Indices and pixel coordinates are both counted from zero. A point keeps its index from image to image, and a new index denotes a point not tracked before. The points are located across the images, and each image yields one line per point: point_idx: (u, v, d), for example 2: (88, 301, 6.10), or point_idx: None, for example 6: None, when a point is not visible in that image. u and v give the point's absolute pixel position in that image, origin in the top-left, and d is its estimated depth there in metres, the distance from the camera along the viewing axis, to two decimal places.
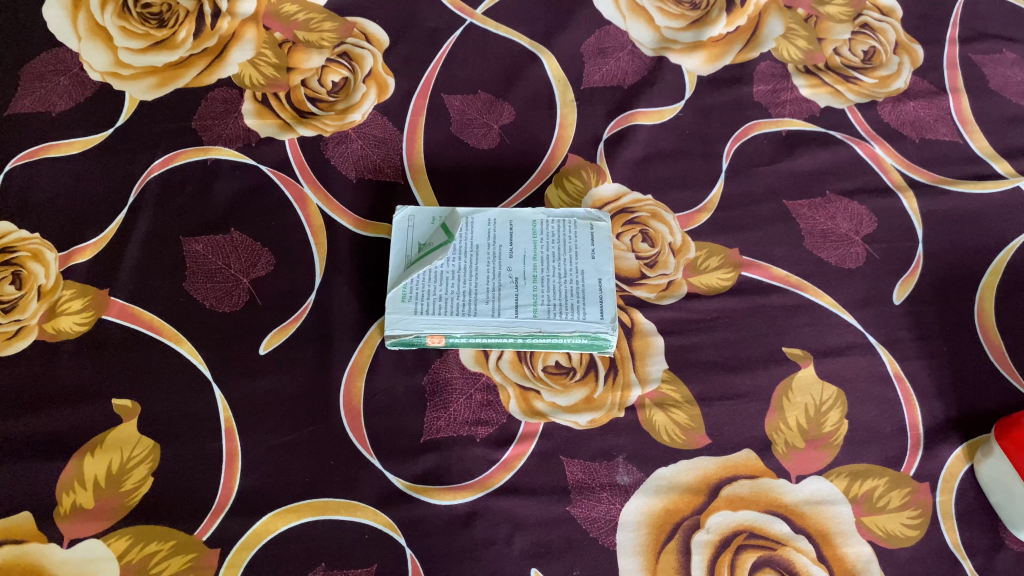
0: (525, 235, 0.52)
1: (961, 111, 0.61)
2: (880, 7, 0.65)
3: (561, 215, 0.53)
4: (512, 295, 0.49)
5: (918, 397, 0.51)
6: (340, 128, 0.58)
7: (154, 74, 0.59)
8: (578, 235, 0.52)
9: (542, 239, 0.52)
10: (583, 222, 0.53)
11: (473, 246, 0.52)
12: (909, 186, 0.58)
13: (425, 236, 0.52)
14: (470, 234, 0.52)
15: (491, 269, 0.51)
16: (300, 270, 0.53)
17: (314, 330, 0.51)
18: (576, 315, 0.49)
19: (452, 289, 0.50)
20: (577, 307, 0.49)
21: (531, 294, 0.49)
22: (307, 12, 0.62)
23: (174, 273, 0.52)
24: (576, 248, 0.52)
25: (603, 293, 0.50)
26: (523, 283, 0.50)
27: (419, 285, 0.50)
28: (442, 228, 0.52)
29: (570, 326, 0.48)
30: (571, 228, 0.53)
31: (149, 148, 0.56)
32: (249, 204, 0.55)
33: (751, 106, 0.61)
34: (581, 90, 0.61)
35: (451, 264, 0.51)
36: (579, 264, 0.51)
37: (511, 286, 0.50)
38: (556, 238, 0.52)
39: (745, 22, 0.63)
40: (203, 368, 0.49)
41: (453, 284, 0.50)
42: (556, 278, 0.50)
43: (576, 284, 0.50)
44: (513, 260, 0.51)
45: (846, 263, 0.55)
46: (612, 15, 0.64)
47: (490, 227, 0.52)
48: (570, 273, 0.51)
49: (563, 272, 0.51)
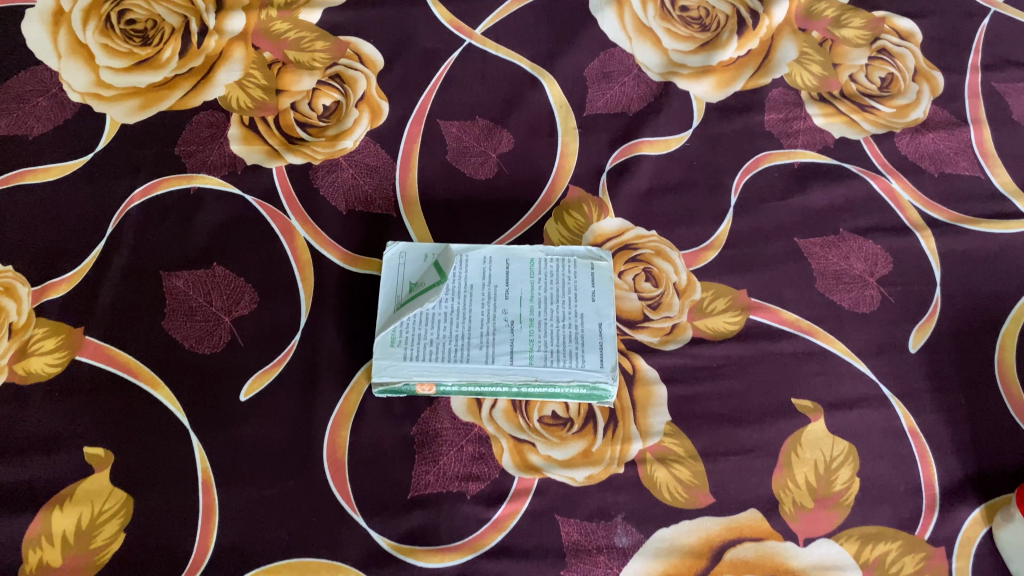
0: (523, 275, 0.50)
1: (983, 144, 0.58)
2: (898, 30, 0.62)
3: (560, 253, 0.51)
4: (507, 340, 0.47)
5: (934, 454, 0.48)
6: (330, 156, 0.55)
7: (137, 96, 0.56)
8: (578, 275, 0.50)
9: (539, 278, 0.49)
10: (583, 261, 0.50)
11: (467, 286, 0.49)
12: (927, 225, 0.55)
13: (417, 274, 0.50)
14: (464, 273, 0.49)
15: (486, 311, 0.48)
16: (285, 308, 0.50)
17: (297, 375, 0.48)
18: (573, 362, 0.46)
19: (444, 332, 0.47)
20: (576, 354, 0.47)
21: (527, 340, 0.47)
22: (298, 31, 0.59)
23: (152, 311, 0.50)
24: (576, 289, 0.49)
25: (603, 339, 0.47)
26: (518, 327, 0.47)
27: (408, 327, 0.47)
28: (434, 267, 0.49)
29: (568, 376, 0.46)
30: (570, 267, 0.50)
31: (129, 175, 0.54)
32: (233, 237, 0.52)
33: (762, 136, 0.58)
34: (584, 117, 0.58)
35: (443, 306, 0.48)
36: (579, 307, 0.48)
37: (506, 330, 0.47)
38: (554, 277, 0.49)
39: (758, 46, 0.61)
40: (180, 415, 0.47)
41: (446, 327, 0.47)
42: (554, 322, 0.48)
43: (574, 328, 0.48)
44: (508, 301, 0.48)
45: (859, 307, 0.52)
46: (616, 37, 0.61)
47: (485, 264, 0.50)
48: (569, 317, 0.48)
49: (561, 315, 0.48)
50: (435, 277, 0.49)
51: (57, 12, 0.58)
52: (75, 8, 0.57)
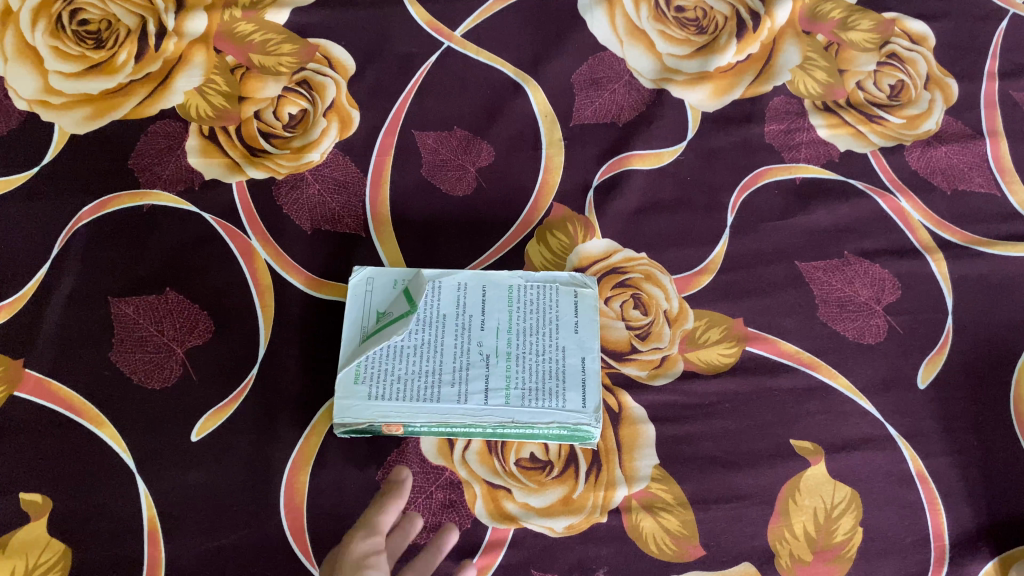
0: (500, 302, 0.45)
1: (999, 159, 0.54)
2: (910, 34, 0.58)
3: (541, 278, 0.46)
4: (481, 377, 0.43)
5: (943, 501, 0.44)
6: (296, 170, 0.51)
7: (88, 104, 0.52)
8: (560, 303, 0.45)
9: (518, 306, 0.45)
10: (566, 287, 0.46)
11: (439, 315, 0.45)
12: (938, 247, 0.51)
13: (385, 303, 0.45)
14: (436, 301, 0.45)
15: (459, 344, 0.44)
16: (242, 339, 0.46)
17: (254, 413, 0.44)
18: (553, 402, 0.42)
19: (412, 367, 0.43)
20: (556, 393, 0.42)
21: (503, 376, 0.43)
22: (264, 32, 0.55)
23: (98, 341, 0.46)
24: (557, 319, 0.45)
25: (586, 376, 0.43)
26: (494, 362, 0.43)
27: (374, 362, 0.43)
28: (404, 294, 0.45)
29: (547, 418, 0.42)
30: (552, 294, 0.46)
31: (78, 191, 0.50)
32: (188, 259, 0.48)
33: (762, 149, 0.54)
34: (570, 128, 0.54)
35: (412, 338, 0.44)
36: (560, 339, 0.44)
37: (481, 365, 0.43)
38: (534, 306, 0.45)
39: (758, 50, 0.56)
40: (126, 456, 0.43)
41: (414, 362, 0.43)
42: (533, 356, 0.44)
43: (555, 364, 0.43)
44: (484, 333, 0.44)
45: (864, 337, 0.48)
46: (606, 39, 0.57)
47: (460, 291, 0.46)
48: (550, 350, 0.44)
49: (541, 348, 0.44)
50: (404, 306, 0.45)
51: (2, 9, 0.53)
52: (24, 7, 0.53)
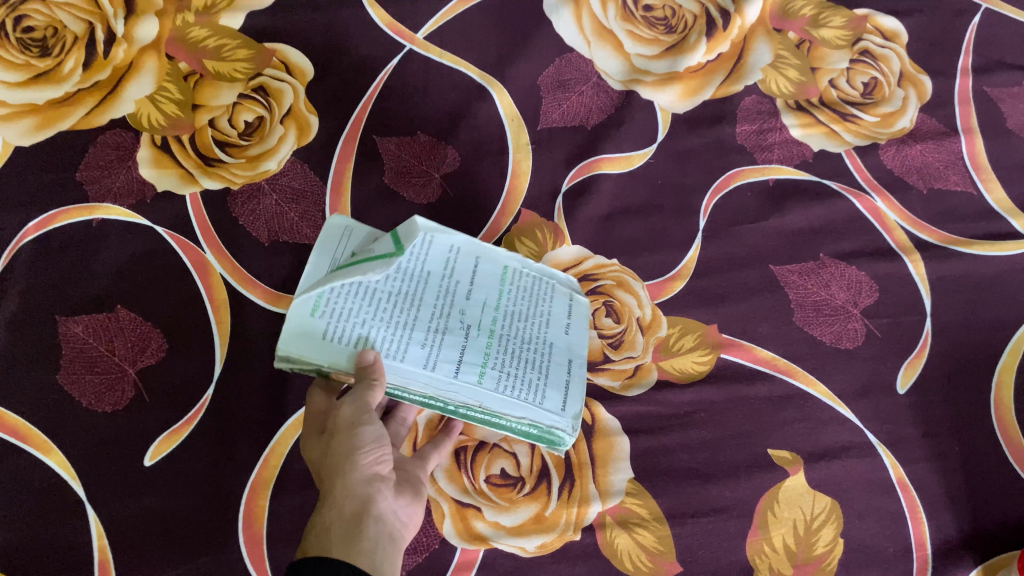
0: (490, 279, 0.42)
1: (974, 156, 0.53)
2: (882, 30, 0.57)
3: (541, 273, 0.44)
4: (455, 347, 0.38)
5: (926, 509, 0.43)
6: (252, 179, 0.49)
7: (34, 114, 0.50)
8: (554, 300, 0.43)
9: (512, 288, 0.42)
10: (562, 288, 0.44)
11: (422, 271, 0.41)
12: (915, 248, 0.50)
13: (363, 245, 0.42)
14: (423, 256, 0.41)
15: (439, 305, 0.39)
16: (197, 358, 0.44)
17: (210, 435, 0.43)
18: (532, 391, 0.37)
19: (382, 312, 0.38)
20: (535, 387, 0.38)
21: (482, 350, 0.38)
22: (219, 38, 0.53)
23: (44, 363, 0.44)
24: (548, 313, 0.42)
25: (569, 378, 0.39)
26: (475, 334, 0.39)
27: (338, 294, 0.38)
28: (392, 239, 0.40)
29: (520, 411, 0.37)
30: (546, 288, 0.43)
31: (23, 207, 0.47)
32: (141, 275, 0.46)
33: (734, 150, 0.52)
34: (537, 131, 0.52)
35: (388, 284, 0.39)
36: (548, 334, 0.40)
37: (460, 334, 0.38)
38: (528, 293, 0.42)
39: (729, 49, 0.55)
40: (76, 484, 0.41)
41: (385, 309, 0.38)
42: (517, 341, 0.39)
43: (538, 355, 0.39)
44: (468, 303, 0.40)
45: (842, 342, 0.47)
46: (574, 40, 0.55)
47: (450, 254, 0.42)
48: (537, 340, 0.40)
49: (527, 335, 0.40)
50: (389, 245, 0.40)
51: None
52: None
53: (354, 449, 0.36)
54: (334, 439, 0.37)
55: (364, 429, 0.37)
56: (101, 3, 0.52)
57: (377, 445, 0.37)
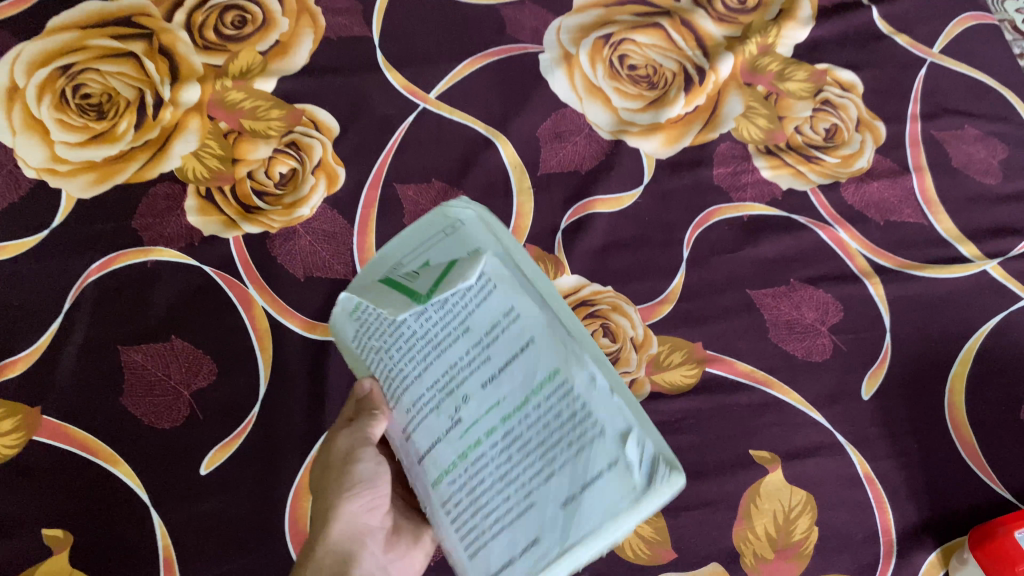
0: (519, 374, 0.31)
1: (925, 191, 0.60)
2: (840, 82, 0.64)
3: (588, 403, 0.29)
4: (439, 431, 0.32)
5: (890, 500, 0.49)
6: (288, 224, 0.55)
7: (91, 170, 0.56)
8: (586, 449, 0.29)
9: (538, 404, 0.30)
10: (605, 434, 0.29)
11: (462, 320, 0.33)
12: (875, 272, 0.57)
13: (437, 259, 0.36)
14: (467, 305, 0.33)
15: (448, 376, 0.32)
16: (244, 380, 0.50)
17: (257, 447, 0.48)
18: (469, 538, 0.31)
19: (397, 349, 0.34)
20: (478, 533, 0.31)
21: (459, 459, 0.32)
22: (253, 99, 0.59)
23: (110, 387, 0.49)
24: (557, 460, 0.29)
25: (520, 556, 0.30)
26: (460, 435, 0.32)
27: (367, 304, 0.35)
28: (451, 272, 0.34)
29: (446, 538, 0.33)
30: (582, 425, 0.29)
31: (86, 251, 0.54)
32: (191, 309, 0.52)
33: (712, 190, 0.59)
34: (537, 176, 0.59)
35: (417, 323, 0.33)
36: (534, 489, 0.30)
37: (445, 423, 0.32)
38: (553, 421, 0.30)
39: (705, 101, 0.62)
40: (141, 492, 0.47)
41: (404, 348, 0.34)
42: (494, 468, 0.31)
43: (503, 502, 0.30)
44: (477, 393, 0.32)
45: (813, 356, 0.53)
46: (567, 96, 0.62)
47: (503, 313, 0.32)
48: (518, 488, 0.30)
49: (517, 470, 0.30)
50: (431, 282, 0.34)
51: (11, 87, 0.58)
52: (31, 84, 0.58)
53: (342, 487, 0.36)
54: (328, 476, 0.37)
55: (354, 471, 0.37)
56: (149, 72, 0.59)
57: (369, 486, 0.37)
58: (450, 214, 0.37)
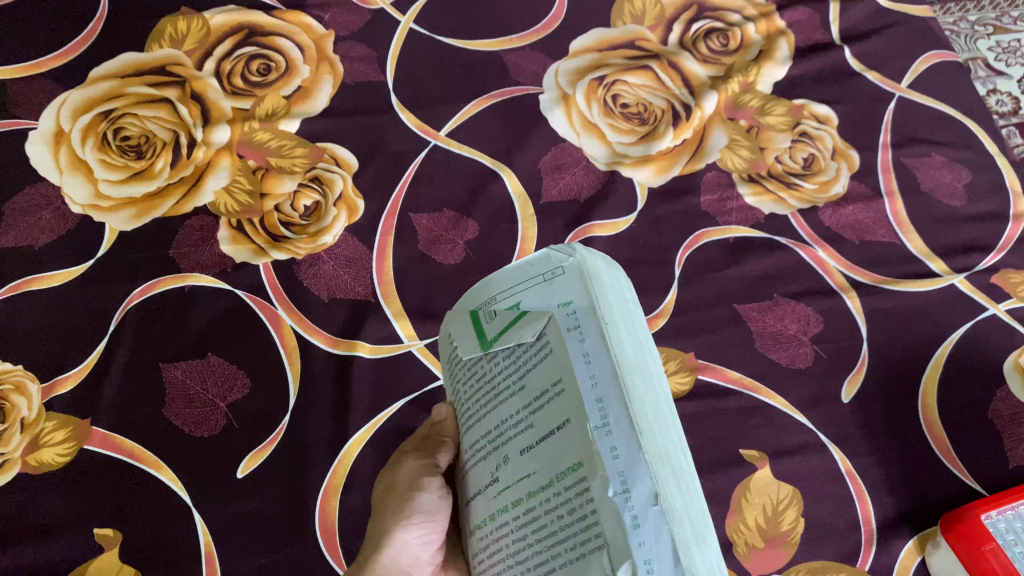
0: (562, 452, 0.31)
1: (896, 213, 0.65)
2: (816, 115, 0.70)
3: (597, 509, 0.29)
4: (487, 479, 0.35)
5: (870, 493, 0.54)
6: (312, 251, 0.60)
7: (132, 205, 0.61)
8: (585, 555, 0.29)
9: (555, 492, 0.31)
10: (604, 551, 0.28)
11: (519, 379, 0.34)
12: (851, 286, 0.62)
13: (528, 301, 0.35)
14: (533, 363, 0.33)
15: (506, 429, 0.34)
16: (275, 393, 0.55)
17: (288, 452, 0.53)
18: None
19: (473, 385, 0.37)
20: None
21: (495, 513, 0.35)
22: (279, 139, 0.65)
23: (153, 400, 0.54)
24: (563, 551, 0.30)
25: None
26: (496, 492, 0.35)
27: (457, 329, 0.39)
28: (518, 325, 0.34)
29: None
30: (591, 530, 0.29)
31: (128, 278, 0.59)
32: (226, 329, 0.57)
33: (700, 215, 0.64)
34: (540, 205, 0.64)
35: (493, 367, 0.36)
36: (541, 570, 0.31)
37: (489, 475, 0.35)
38: (572, 510, 0.30)
39: (692, 135, 0.67)
40: (183, 493, 0.51)
41: (478, 384, 0.37)
42: (518, 533, 0.33)
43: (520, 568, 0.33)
44: (520, 453, 0.33)
45: (796, 363, 0.58)
46: (566, 132, 0.68)
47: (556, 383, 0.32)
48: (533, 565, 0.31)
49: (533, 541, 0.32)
50: (503, 328, 0.35)
51: (57, 131, 0.63)
52: (75, 128, 0.63)
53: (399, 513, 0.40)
54: (390, 497, 0.41)
55: (416, 500, 0.39)
56: (183, 116, 0.64)
57: (427, 517, 0.40)
58: (559, 258, 0.34)
